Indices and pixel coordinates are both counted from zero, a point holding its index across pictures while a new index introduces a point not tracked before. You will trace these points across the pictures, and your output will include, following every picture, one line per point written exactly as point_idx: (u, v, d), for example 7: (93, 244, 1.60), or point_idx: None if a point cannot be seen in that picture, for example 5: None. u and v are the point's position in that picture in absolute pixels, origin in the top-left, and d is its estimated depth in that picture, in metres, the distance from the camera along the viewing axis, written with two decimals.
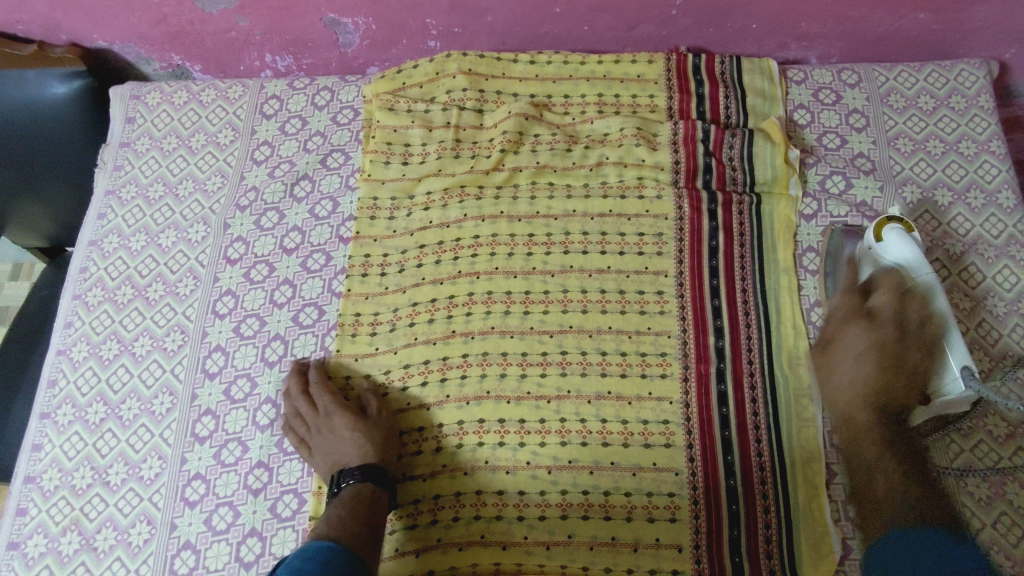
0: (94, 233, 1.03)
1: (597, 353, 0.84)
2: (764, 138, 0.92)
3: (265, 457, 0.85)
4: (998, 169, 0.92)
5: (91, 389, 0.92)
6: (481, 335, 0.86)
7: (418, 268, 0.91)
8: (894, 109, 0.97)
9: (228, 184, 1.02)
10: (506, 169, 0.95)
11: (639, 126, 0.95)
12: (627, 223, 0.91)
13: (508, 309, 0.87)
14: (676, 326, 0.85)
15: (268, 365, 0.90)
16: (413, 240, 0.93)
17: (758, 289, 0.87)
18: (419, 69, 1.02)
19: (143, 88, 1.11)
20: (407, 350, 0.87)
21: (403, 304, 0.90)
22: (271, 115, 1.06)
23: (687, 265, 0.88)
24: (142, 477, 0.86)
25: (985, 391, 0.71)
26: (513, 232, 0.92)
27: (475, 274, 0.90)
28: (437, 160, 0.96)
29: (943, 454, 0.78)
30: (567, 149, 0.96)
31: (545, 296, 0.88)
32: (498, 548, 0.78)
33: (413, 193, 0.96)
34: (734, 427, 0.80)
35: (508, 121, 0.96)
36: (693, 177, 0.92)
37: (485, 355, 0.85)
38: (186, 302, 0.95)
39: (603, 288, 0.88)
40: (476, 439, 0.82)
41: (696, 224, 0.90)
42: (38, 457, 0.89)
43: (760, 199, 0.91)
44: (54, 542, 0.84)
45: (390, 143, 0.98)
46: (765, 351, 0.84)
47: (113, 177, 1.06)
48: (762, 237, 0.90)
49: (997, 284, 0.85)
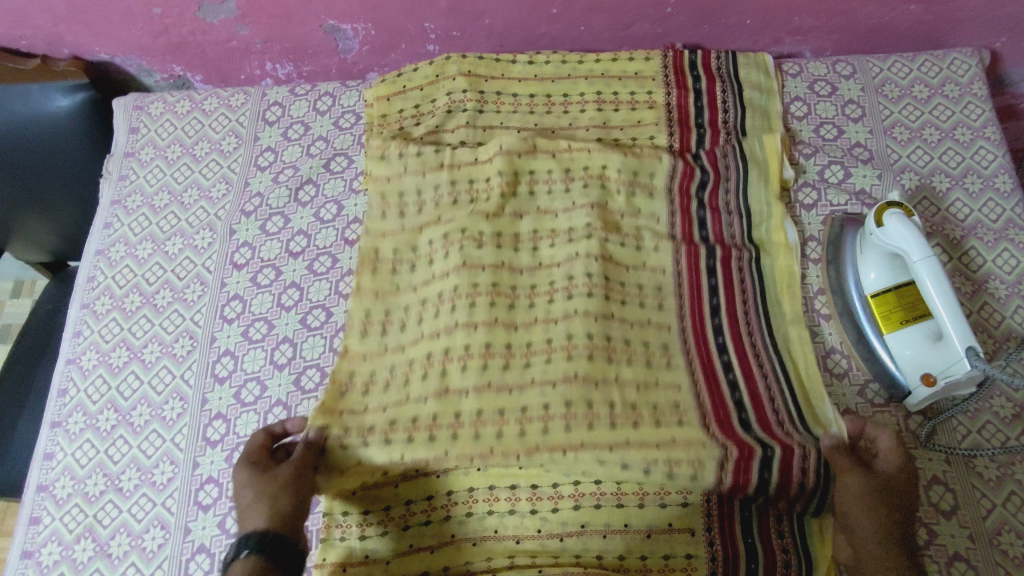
0: (100, 242, 1.03)
1: (606, 405, 0.77)
2: (759, 179, 0.92)
3: None
4: (994, 155, 0.93)
5: (102, 396, 0.92)
6: (478, 391, 0.79)
7: (419, 323, 0.86)
8: (889, 99, 0.99)
9: (234, 190, 1.03)
10: (507, 213, 0.91)
11: (637, 169, 0.92)
12: (627, 272, 0.87)
13: (508, 361, 0.81)
14: (686, 379, 0.80)
15: (277, 367, 0.90)
16: (417, 295, 0.88)
17: (768, 340, 0.83)
18: (419, 72, 1.03)
19: (146, 98, 1.12)
20: (398, 408, 0.80)
21: (399, 363, 0.83)
22: (273, 121, 1.07)
23: (690, 323, 0.84)
24: (154, 483, 0.86)
25: (992, 371, 0.70)
26: (516, 283, 0.87)
27: (473, 325, 0.83)
28: (436, 209, 0.93)
29: (951, 436, 0.79)
30: (566, 187, 0.93)
31: (547, 345, 0.82)
32: (512, 542, 0.78)
33: (416, 244, 0.92)
34: (777, 469, 0.73)
35: (500, 160, 0.93)
36: (690, 234, 0.90)
37: (482, 415, 0.77)
38: (195, 308, 0.96)
39: (608, 334, 0.82)
40: (483, 446, 0.76)
41: (695, 283, 0.86)
42: (50, 465, 0.89)
43: (759, 253, 0.88)
44: (68, 549, 0.84)
45: (384, 194, 0.95)
46: (794, 413, 0.78)
47: (118, 187, 1.07)
48: (766, 290, 0.86)
49: (998, 267, 0.86)
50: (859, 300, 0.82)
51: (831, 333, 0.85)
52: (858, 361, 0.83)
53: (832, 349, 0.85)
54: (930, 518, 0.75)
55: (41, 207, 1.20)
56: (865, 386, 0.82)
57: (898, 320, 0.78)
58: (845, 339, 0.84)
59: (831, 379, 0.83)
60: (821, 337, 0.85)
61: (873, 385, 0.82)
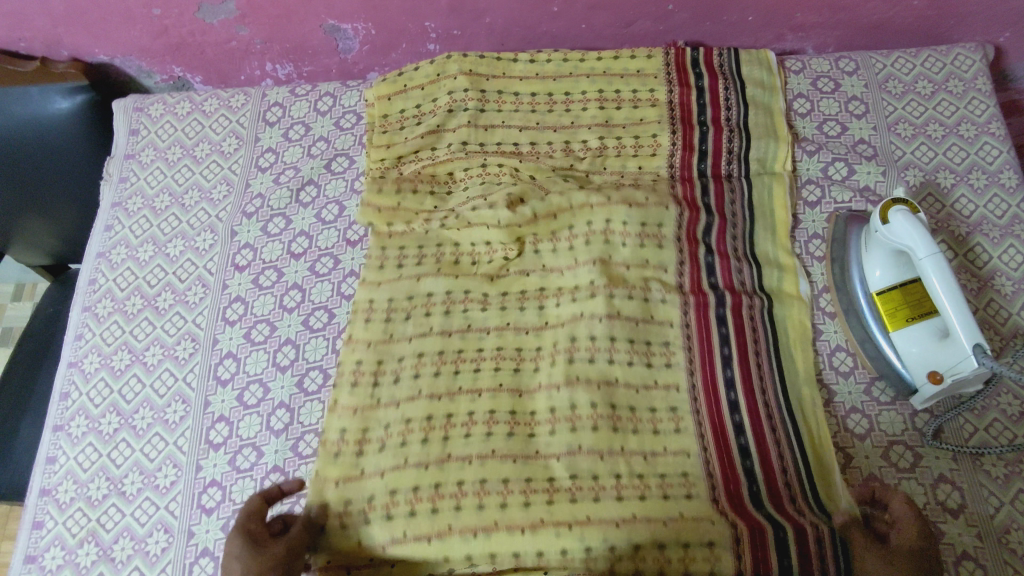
0: (101, 245, 1.03)
1: (611, 477, 0.75)
2: (766, 231, 0.90)
3: (281, 461, 0.85)
4: (999, 150, 0.92)
5: (104, 399, 0.92)
6: (480, 460, 0.77)
7: (415, 378, 0.83)
8: (893, 95, 0.98)
9: (235, 192, 1.03)
10: (512, 273, 0.91)
11: (644, 221, 0.89)
12: (636, 329, 0.84)
13: (512, 431, 0.79)
14: (696, 445, 0.77)
15: (280, 369, 0.90)
16: (412, 346, 0.86)
17: (781, 399, 0.79)
18: (420, 71, 1.02)
19: (146, 100, 1.11)
20: (395, 475, 0.77)
21: (395, 420, 0.81)
22: (273, 122, 1.07)
23: (700, 378, 0.81)
24: (157, 486, 0.86)
25: (999, 368, 0.69)
26: (520, 347, 0.86)
27: (476, 391, 0.82)
28: (436, 263, 0.92)
29: (957, 434, 0.78)
30: (569, 245, 0.91)
31: (551, 416, 0.80)
32: None
33: (414, 292, 0.90)
34: (795, 555, 0.69)
35: (497, 227, 0.92)
36: (699, 282, 0.87)
37: (484, 484, 0.76)
38: (196, 310, 0.95)
39: (612, 403, 0.80)
40: (477, 501, 0.75)
41: (706, 334, 0.83)
42: (52, 469, 0.89)
43: (771, 302, 0.86)
44: (71, 554, 0.84)
45: (384, 247, 0.94)
46: (799, 462, 0.76)
47: (118, 189, 1.07)
48: (779, 352, 0.82)
49: (1004, 264, 0.85)
50: (864, 297, 0.82)
51: (835, 331, 0.85)
52: (862, 359, 0.83)
53: (837, 347, 0.84)
54: (938, 516, 0.75)
55: (39, 208, 1.19)
56: (870, 384, 0.82)
57: (904, 318, 0.78)
58: (850, 337, 0.83)
59: (835, 377, 0.83)
60: (825, 334, 0.85)
61: (878, 383, 0.81)
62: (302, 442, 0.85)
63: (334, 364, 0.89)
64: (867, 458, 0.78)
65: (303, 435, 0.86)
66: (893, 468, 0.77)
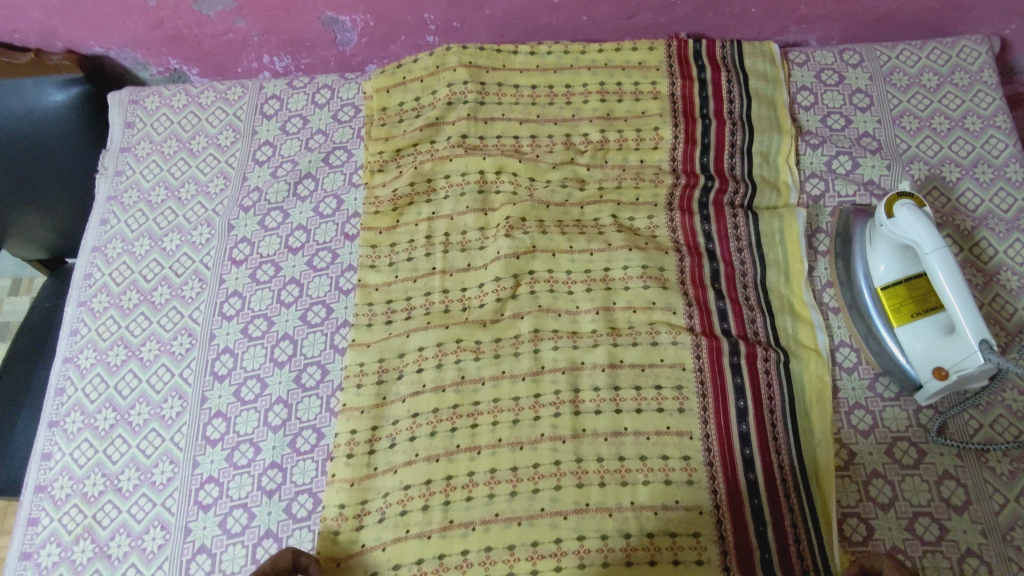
0: (97, 239, 1.02)
1: (620, 536, 0.74)
2: (779, 278, 0.87)
3: (278, 457, 0.84)
4: (1005, 144, 0.91)
5: (100, 395, 0.91)
6: (484, 525, 0.75)
7: (412, 441, 0.80)
8: (898, 87, 0.97)
9: (231, 186, 1.02)
10: (507, 317, 0.86)
11: (645, 264, 0.87)
12: (643, 375, 0.81)
13: (515, 488, 0.77)
14: (708, 500, 0.75)
15: (278, 365, 0.89)
16: (406, 408, 0.82)
17: (786, 400, 0.79)
18: (419, 63, 1.01)
19: (142, 92, 1.10)
20: (398, 548, 0.75)
21: (403, 415, 0.82)
22: (271, 115, 1.05)
23: (714, 427, 0.78)
24: (154, 482, 0.85)
25: (1006, 364, 0.68)
26: (517, 395, 0.81)
27: (476, 449, 0.79)
28: (425, 315, 0.87)
29: (962, 430, 0.77)
30: (569, 289, 0.87)
31: (555, 468, 0.77)
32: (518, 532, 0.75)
33: (404, 350, 0.86)
34: None
35: (498, 264, 0.88)
36: (710, 328, 0.84)
37: (489, 552, 0.74)
38: (193, 305, 0.94)
39: (622, 455, 0.77)
40: (487, 495, 0.77)
41: (720, 383, 0.80)
42: (48, 465, 0.88)
43: (788, 357, 0.81)
44: (67, 551, 0.83)
45: (372, 303, 0.89)
46: (797, 453, 0.77)
47: (114, 182, 1.05)
48: (796, 412, 0.79)
49: (1009, 259, 0.84)
50: (869, 294, 0.81)
51: (840, 327, 0.84)
52: (867, 354, 0.81)
53: (841, 342, 0.83)
54: (942, 513, 0.74)
55: (32, 199, 1.15)
56: (874, 379, 0.81)
57: (909, 313, 0.77)
58: (854, 332, 0.82)
59: (839, 372, 0.82)
60: (830, 330, 0.84)
61: (881, 378, 0.81)
62: (300, 438, 0.85)
63: (332, 360, 0.88)
64: (870, 454, 0.77)
65: (301, 431, 0.85)
66: (896, 465, 0.76)
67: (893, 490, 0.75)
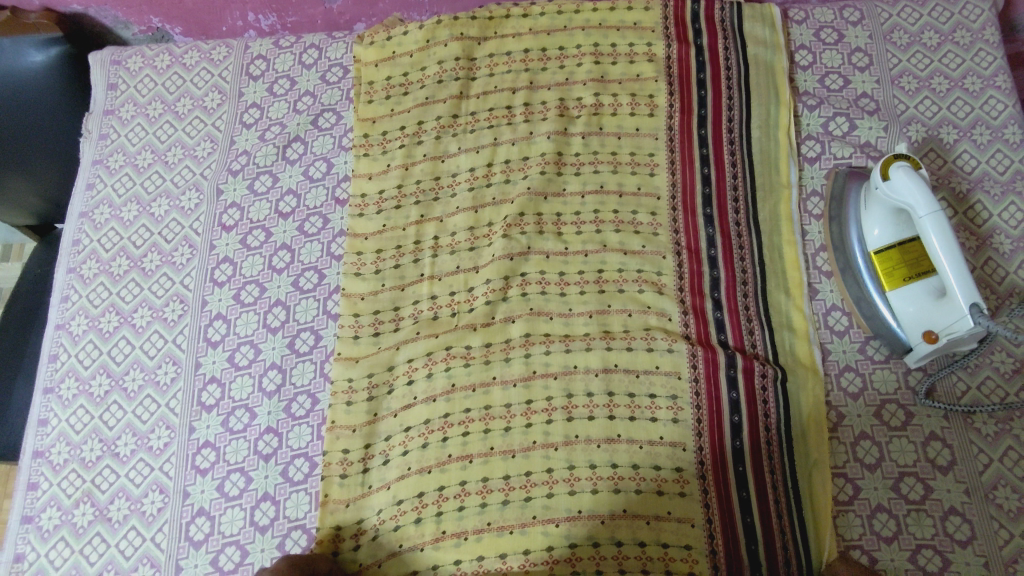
0: (83, 204, 1.01)
1: (612, 544, 0.75)
2: (779, 286, 0.84)
3: (275, 423, 0.85)
4: (1005, 104, 0.90)
5: (93, 361, 0.91)
6: (476, 534, 0.76)
7: (404, 420, 0.81)
8: (898, 46, 0.95)
9: (219, 149, 1.00)
10: (498, 320, 0.84)
11: (642, 268, 0.85)
12: (636, 381, 0.80)
13: (507, 497, 0.77)
14: (700, 513, 0.75)
15: (270, 331, 0.89)
16: (398, 422, 0.82)
17: (779, 390, 0.78)
18: (409, 36, 0.98)
19: (125, 52, 1.07)
20: (393, 561, 0.77)
21: (396, 431, 0.81)
22: (257, 75, 1.03)
23: (707, 438, 0.77)
24: (151, 447, 0.86)
25: (994, 327, 0.68)
26: (508, 403, 0.80)
27: (468, 458, 0.78)
28: (414, 325, 0.85)
29: (951, 391, 0.78)
30: (561, 291, 0.85)
31: (548, 476, 0.77)
32: (511, 532, 0.75)
33: (394, 363, 0.84)
34: None
35: (492, 267, 0.86)
36: (706, 338, 0.81)
37: (481, 561, 0.75)
38: (183, 272, 0.94)
39: (614, 462, 0.77)
40: (479, 500, 0.77)
41: (716, 400, 0.78)
42: (45, 431, 0.89)
43: (786, 373, 0.79)
44: (68, 514, 0.84)
45: (358, 314, 0.87)
46: (784, 428, 0.78)
47: (99, 146, 1.03)
48: (792, 430, 0.78)
49: (1004, 222, 0.84)
50: (861, 256, 0.81)
51: (831, 290, 0.84)
52: (857, 318, 0.82)
53: (832, 306, 0.84)
54: (927, 473, 0.75)
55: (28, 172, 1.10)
56: (865, 342, 0.82)
57: (901, 277, 0.77)
58: (845, 296, 0.83)
59: (829, 336, 0.82)
60: (821, 293, 0.84)
61: (873, 341, 0.81)
62: (296, 403, 0.85)
63: (326, 326, 0.88)
64: (858, 417, 0.79)
65: (297, 396, 0.85)
66: (884, 426, 0.78)
67: (880, 451, 0.77)
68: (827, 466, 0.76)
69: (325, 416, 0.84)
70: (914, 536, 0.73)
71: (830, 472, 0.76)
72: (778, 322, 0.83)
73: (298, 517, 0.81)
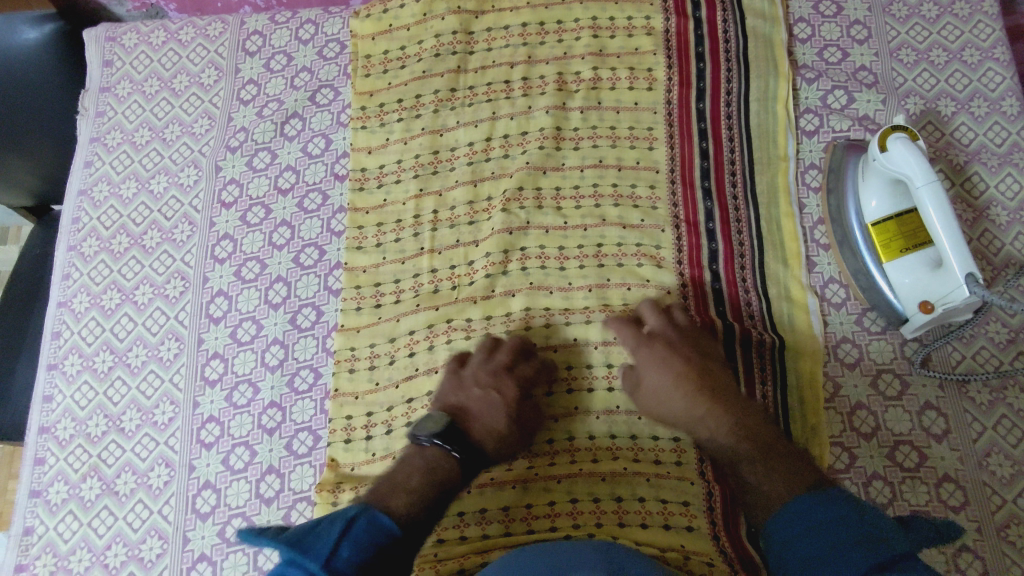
0: (82, 182, 1.00)
1: (612, 500, 0.76)
2: (777, 258, 0.85)
3: (277, 397, 0.85)
4: (1003, 76, 0.90)
5: (96, 339, 0.92)
6: (480, 489, 0.78)
7: (405, 392, 0.82)
8: (897, 18, 0.94)
9: (216, 125, 1.00)
10: (499, 294, 0.84)
11: (641, 242, 0.85)
12: None
13: (511, 465, 0.79)
14: (697, 474, 0.76)
15: (272, 307, 0.89)
16: (400, 393, 0.83)
17: (777, 359, 0.80)
18: (406, 10, 0.98)
19: (119, 29, 1.06)
20: None
21: (397, 402, 0.82)
22: (254, 51, 1.02)
23: None
24: (156, 422, 0.87)
25: (990, 297, 0.69)
26: None
27: None
28: (414, 298, 0.86)
29: (945, 361, 0.79)
30: (561, 266, 0.85)
31: (549, 447, 0.79)
32: (511, 489, 0.78)
33: (395, 335, 0.85)
34: None
35: (492, 241, 0.86)
36: (705, 310, 0.82)
37: (484, 513, 0.77)
38: (184, 249, 0.94)
39: (613, 433, 0.79)
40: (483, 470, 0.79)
41: None
42: (50, 407, 0.89)
43: (783, 342, 0.81)
44: (75, 488, 0.85)
45: (359, 285, 0.88)
46: (781, 397, 0.79)
47: (96, 123, 1.03)
48: (789, 396, 0.79)
49: (1000, 194, 0.85)
50: (859, 228, 0.81)
51: (829, 263, 0.85)
52: (855, 290, 0.83)
53: (830, 278, 0.84)
54: (921, 441, 0.77)
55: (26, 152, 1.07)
56: (862, 313, 0.83)
57: (899, 249, 0.77)
58: (843, 269, 0.83)
59: (827, 308, 0.83)
60: (819, 267, 0.85)
61: (870, 313, 0.82)
62: (298, 377, 0.86)
63: (328, 301, 0.89)
64: (855, 388, 0.80)
65: (299, 370, 0.86)
66: (880, 396, 0.79)
67: (876, 420, 0.78)
68: (824, 431, 0.77)
69: (328, 390, 0.85)
70: (907, 503, 0.75)
71: (827, 434, 0.78)
72: (777, 293, 0.83)
73: (302, 489, 0.82)
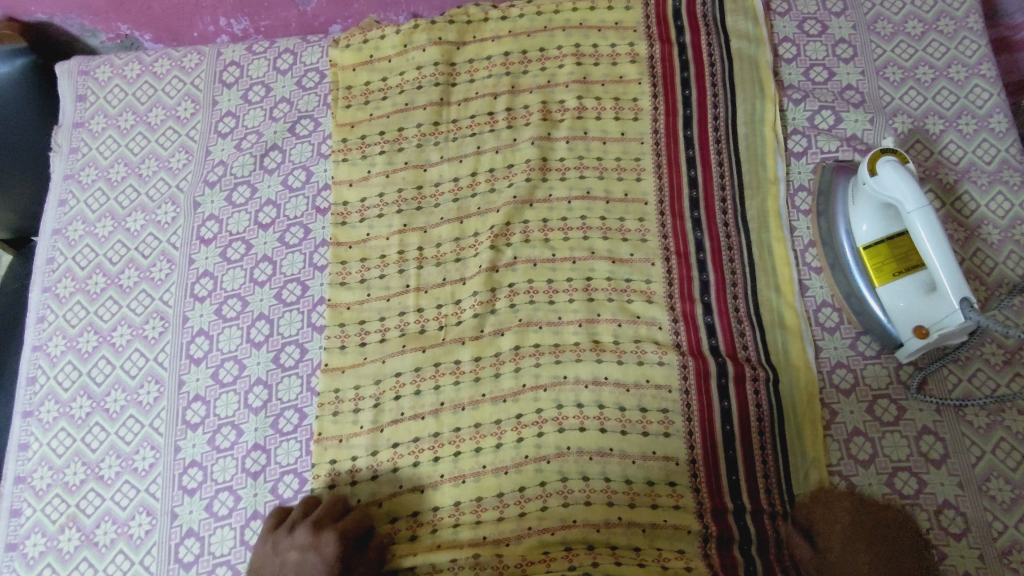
0: (56, 221, 0.98)
1: (608, 550, 0.74)
2: (768, 285, 0.83)
3: (261, 439, 0.83)
4: (990, 93, 0.89)
5: (73, 383, 0.89)
6: (472, 546, 0.76)
7: (393, 433, 0.80)
8: (882, 36, 0.93)
9: (194, 160, 0.97)
10: (488, 334, 0.83)
11: (630, 277, 0.84)
12: (626, 395, 0.79)
13: (502, 513, 0.77)
14: (695, 523, 0.75)
15: (254, 345, 0.87)
16: (387, 433, 0.80)
17: (771, 394, 0.78)
18: (387, 41, 0.96)
19: (92, 62, 1.04)
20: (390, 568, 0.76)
21: (385, 443, 0.80)
22: (232, 82, 1.00)
23: (700, 452, 0.77)
24: (136, 469, 0.84)
25: (984, 322, 0.68)
26: (499, 418, 0.79)
27: (461, 476, 0.78)
28: (400, 337, 0.84)
29: (942, 385, 0.78)
30: (550, 300, 0.83)
31: (541, 489, 0.77)
32: (502, 546, 0.76)
33: (381, 374, 0.83)
34: None
35: (478, 278, 0.84)
36: (698, 345, 0.81)
37: (477, 559, 0.75)
38: (163, 288, 0.92)
39: (607, 476, 0.77)
40: (474, 518, 0.77)
41: (707, 408, 0.78)
42: (26, 456, 0.87)
43: (777, 374, 0.79)
44: (53, 540, 0.83)
45: (343, 323, 0.85)
46: (779, 431, 0.77)
47: (70, 160, 1.00)
48: (786, 427, 0.77)
49: (992, 212, 0.84)
50: (851, 251, 0.80)
51: (821, 286, 0.84)
52: (849, 314, 0.81)
53: (824, 302, 0.83)
54: (920, 468, 0.75)
55: None
56: (857, 338, 0.81)
57: (891, 272, 0.76)
58: (836, 293, 0.82)
59: (821, 334, 0.82)
60: (811, 290, 0.84)
61: (864, 337, 0.81)
62: (282, 419, 0.84)
63: (312, 340, 0.87)
64: (851, 413, 0.78)
65: (283, 412, 0.84)
66: (877, 422, 0.77)
67: (874, 448, 0.77)
68: (821, 465, 0.76)
69: (313, 431, 0.83)
70: None
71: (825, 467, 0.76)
72: (769, 322, 0.82)
73: None
